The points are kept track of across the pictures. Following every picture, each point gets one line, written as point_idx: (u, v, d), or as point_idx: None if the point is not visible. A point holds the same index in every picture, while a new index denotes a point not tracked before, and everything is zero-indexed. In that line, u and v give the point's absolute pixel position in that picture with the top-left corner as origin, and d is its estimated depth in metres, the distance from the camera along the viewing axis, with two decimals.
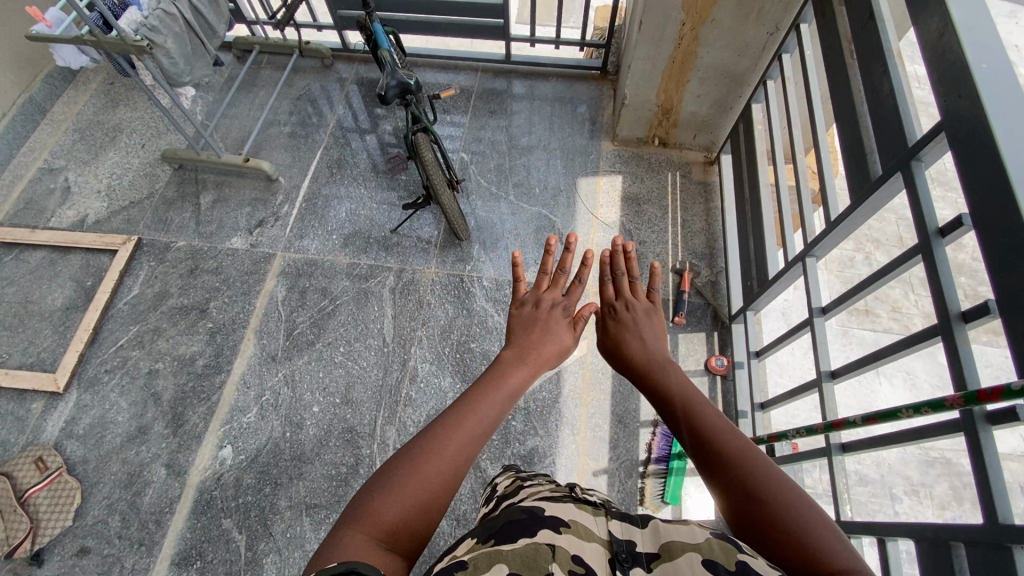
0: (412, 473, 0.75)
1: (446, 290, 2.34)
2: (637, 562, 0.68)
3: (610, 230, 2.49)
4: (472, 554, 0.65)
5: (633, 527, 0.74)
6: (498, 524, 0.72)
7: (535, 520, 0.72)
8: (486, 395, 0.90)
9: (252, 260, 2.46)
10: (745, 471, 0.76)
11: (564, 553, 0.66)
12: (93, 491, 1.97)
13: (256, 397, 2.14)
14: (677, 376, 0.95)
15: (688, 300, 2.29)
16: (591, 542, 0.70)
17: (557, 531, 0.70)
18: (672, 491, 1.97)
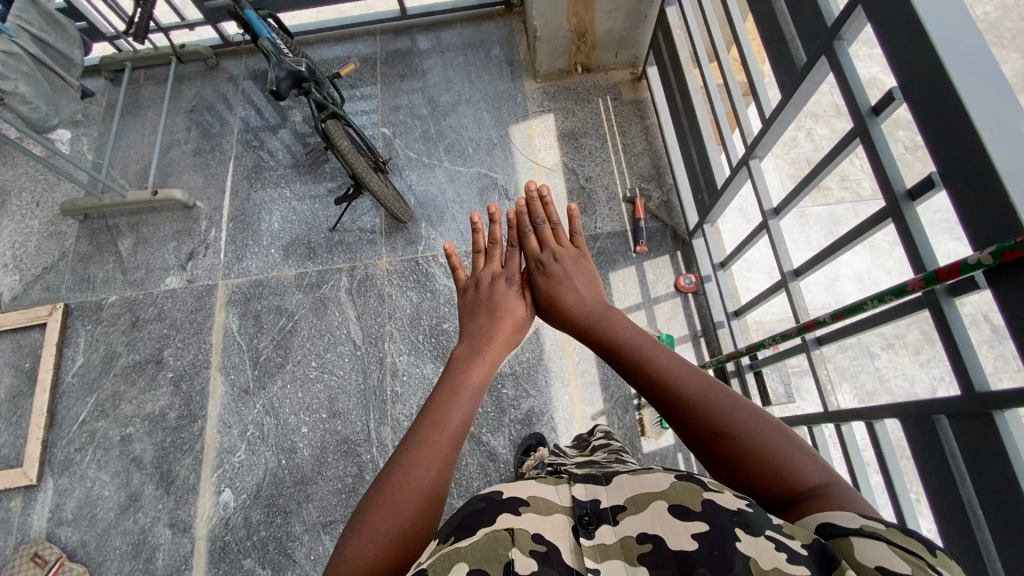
0: (383, 508, 0.72)
1: (404, 277, 2.25)
2: (604, 521, 0.66)
3: (554, 173, 2.40)
4: (432, 559, 0.61)
5: (598, 487, 0.72)
6: (455, 516, 0.67)
7: (495, 506, 0.67)
8: (450, 399, 0.86)
9: (194, 297, 2.31)
10: (712, 411, 0.73)
11: (523, 533, 0.63)
12: (102, 570, 1.92)
13: (241, 434, 2.07)
14: (627, 327, 0.92)
15: (645, 226, 2.26)
16: (552, 514, 0.67)
17: (517, 511, 0.66)
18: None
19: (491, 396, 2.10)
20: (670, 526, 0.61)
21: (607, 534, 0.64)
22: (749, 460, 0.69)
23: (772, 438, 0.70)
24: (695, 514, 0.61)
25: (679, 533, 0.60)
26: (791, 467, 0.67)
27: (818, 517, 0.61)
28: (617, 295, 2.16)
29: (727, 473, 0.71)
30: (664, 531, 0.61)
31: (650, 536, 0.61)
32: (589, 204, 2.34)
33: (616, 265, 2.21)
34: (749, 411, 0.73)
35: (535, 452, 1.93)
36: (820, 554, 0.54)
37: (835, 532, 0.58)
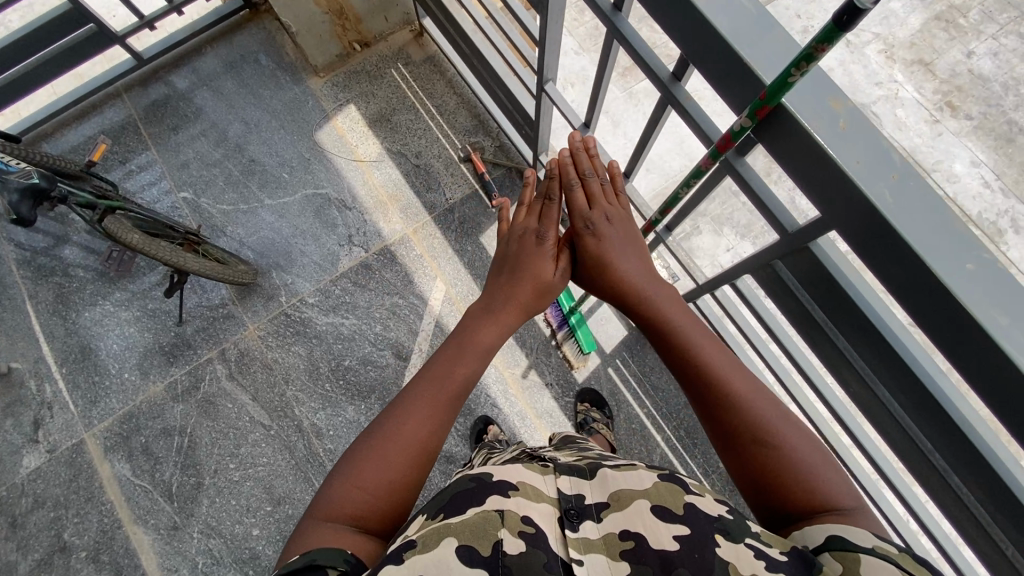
0: (377, 454, 0.81)
1: (282, 333, 2.08)
2: (588, 515, 0.72)
3: (382, 163, 2.26)
4: (422, 531, 0.68)
5: (582, 482, 0.79)
6: (447, 494, 0.75)
7: (485, 485, 0.74)
8: (456, 359, 0.94)
9: (64, 465, 1.97)
10: (760, 420, 0.80)
11: (513, 514, 0.69)
12: None
13: (193, 571, 1.87)
14: (677, 315, 0.95)
15: (491, 177, 2.22)
16: (540, 502, 0.73)
17: (505, 494, 0.72)
18: (585, 337, 1.95)
19: None
20: (651, 525, 0.67)
21: (590, 529, 0.70)
22: (780, 473, 0.76)
23: (812, 458, 0.77)
24: (677, 517, 0.68)
25: (661, 535, 0.66)
26: (822, 489, 0.74)
27: (828, 528, 0.67)
28: None
29: (751, 474, 0.78)
30: (645, 530, 0.67)
31: (631, 533, 0.67)
32: (431, 178, 2.24)
33: (483, 227, 2.17)
34: (801, 433, 0.79)
35: (487, 433, 1.83)
36: (800, 560, 0.62)
37: (841, 546, 0.63)
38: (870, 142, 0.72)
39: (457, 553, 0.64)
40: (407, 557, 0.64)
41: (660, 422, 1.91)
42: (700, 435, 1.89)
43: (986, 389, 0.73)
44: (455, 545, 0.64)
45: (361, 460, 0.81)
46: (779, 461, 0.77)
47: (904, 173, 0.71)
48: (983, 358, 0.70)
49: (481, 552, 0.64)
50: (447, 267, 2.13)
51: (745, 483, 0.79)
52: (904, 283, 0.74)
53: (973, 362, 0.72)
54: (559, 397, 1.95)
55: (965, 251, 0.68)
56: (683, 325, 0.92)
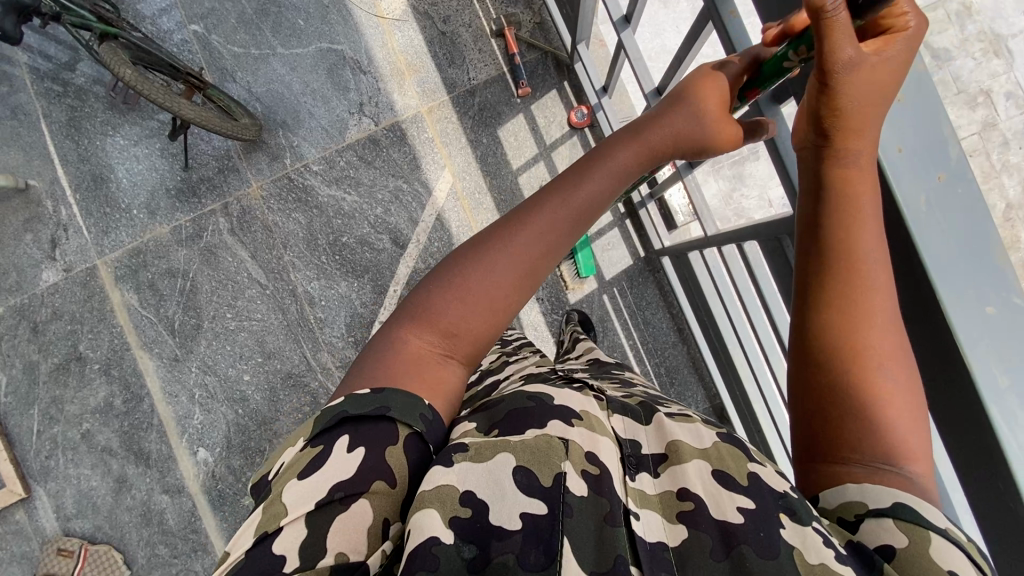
0: (474, 272, 0.81)
1: (283, 197, 2.05)
2: (645, 467, 0.77)
3: (405, 24, 2.02)
4: (476, 440, 0.75)
5: (638, 425, 0.83)
6: (504, 408, 0.82)
7: (545, 409, 0.81)
8: (580, 187, 0.84)
9: (79, 285, 2.11)
10: (887, 368, 0.69)
11: (578, 450, 0.75)
12: (125, 544, 2.07)
13: (190, 399, 2.08)
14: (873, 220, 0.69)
15: (523, 62, 1.97)
16: (601, 439, 0.78)
17: (570, 424, 0.79)
18: (584, 260, 1.84)
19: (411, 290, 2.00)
20: (713, 492, 0.70)
21: (648, 483, 0.75)
22: (863, 413, 0.69)
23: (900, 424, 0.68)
24: (742, 487, 0.70)
25: (724, 505, 0.69)
26: (904, 448, 0.68)
27: (891, 489, 0.65)
28: (514, 153, 1.99)
29: (812, 397, 0.73)
30: (706, 495, 0.70)
31: (691, 495, 0.71)
32: (455, 52, 2.01)
33: (503, 119, 1.99)
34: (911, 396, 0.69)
35: None
36: (858, 552, 0.63)
37: (910, 516, 0.62)
38: (919, 132, 0.68)
39: (512, 472, 0.72)
40: (457, 459, 0.72)
41: (644, 357, 1.87)
42: (679, 376, 1.86)
43: (949, 426, 0.73)
44: (515, 466, 0.72)
45: (457, 275, 0.82)
46: (854, 412, 0.69)
47: (953, 174, 0.66)
48: (956, 391, 0.70)
49: (541, 482, 0.71)
50: (457, 159, 2.00)
51: (801, 408, 0.75)
52: (904, 302, 0.73)
53: (948, 397, 0.71)
54: (547, 314, 1.88)
55: (988, 288, 0.65)
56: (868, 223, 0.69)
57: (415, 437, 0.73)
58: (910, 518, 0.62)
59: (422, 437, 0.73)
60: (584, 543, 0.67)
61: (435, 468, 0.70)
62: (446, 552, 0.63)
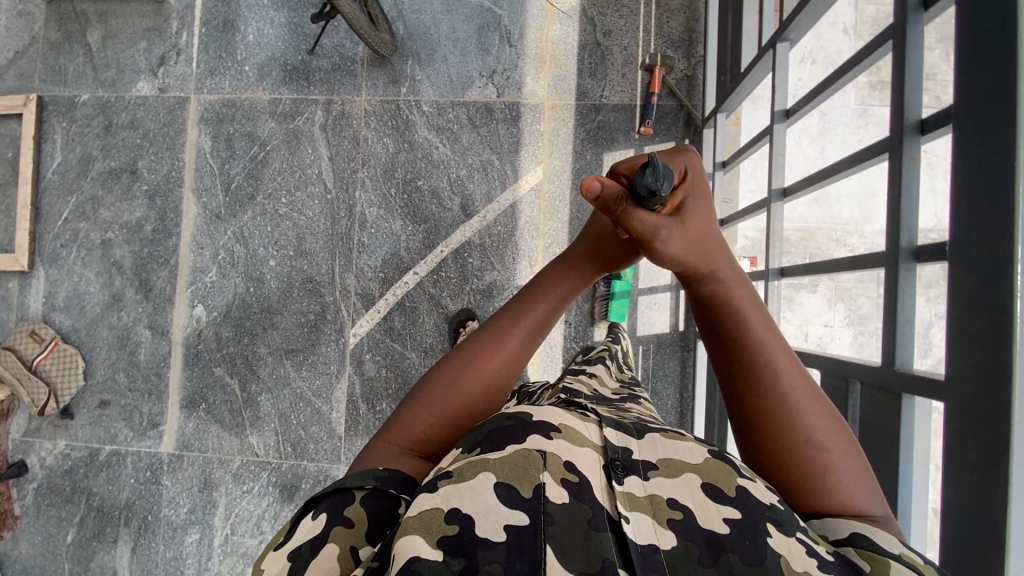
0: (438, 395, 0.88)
1: (383, 121, 2.08)
2: (635, 472, 0.75)
3: (568, 19, 2.02)
4: (457, 465, 0.74)
5: (630, 437, 0.81)
6: (481, 430, 0.78)
7: (523, 425, 0.76)
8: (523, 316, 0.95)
9: (166, 109, 2.16)
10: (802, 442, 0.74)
11: (556, 458, 0.72)
12: (93, 355, 2.15)
13: (212, 257, 2.11)
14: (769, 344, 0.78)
15: (658, 104, 1.95)
16: (583, 448, 0.76)
17: (548, 436, 0.74)
18: (617, 306, 1.88)
19: (456, 258, 2.03)
20: (702, 504, 0.70)
21: (636, 486, 0.73)
22: (809, 470, 0.74)
23: (839, 454, 0.74)
24: (729, 498, 0.70)
25: (711, 515, 0.69)
26: (843, 489, 0.73)
27: (851, 523, 0.70)
28: None
29: (766, 464, 0.77)
30: (696, 507, 0.70)
31: (680, 505, 0.71)
32: (600, 66, 2.00)
33: (615, 146, 2.00)
34: (845, 446, 0.75)
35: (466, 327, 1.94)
36: (844, 561, 0.64)
37: (866, 544, 0.66)
38: None
39: (493, 487, 0.68)
40: (441, 484, 0.70)
41: None
42: None
43: None
44: (495, 482, 0.69)
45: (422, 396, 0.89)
46: (801, 475, 0.74)
47: None
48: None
49: (522, 494, 0.68)
50: (555, 163, 2.01)
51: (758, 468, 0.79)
52: (955, 480, 0.71)
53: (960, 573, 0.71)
54: (568, 339, 1.94)
55: None
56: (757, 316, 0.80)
57: (373, 493, 0.77)
58: (866, 545, 0.66)
59: (386, 492, 0.77)
60: (572, 550, 0.65)
61: (421, 496, 0.69)
62: (428, 568, 0.60)
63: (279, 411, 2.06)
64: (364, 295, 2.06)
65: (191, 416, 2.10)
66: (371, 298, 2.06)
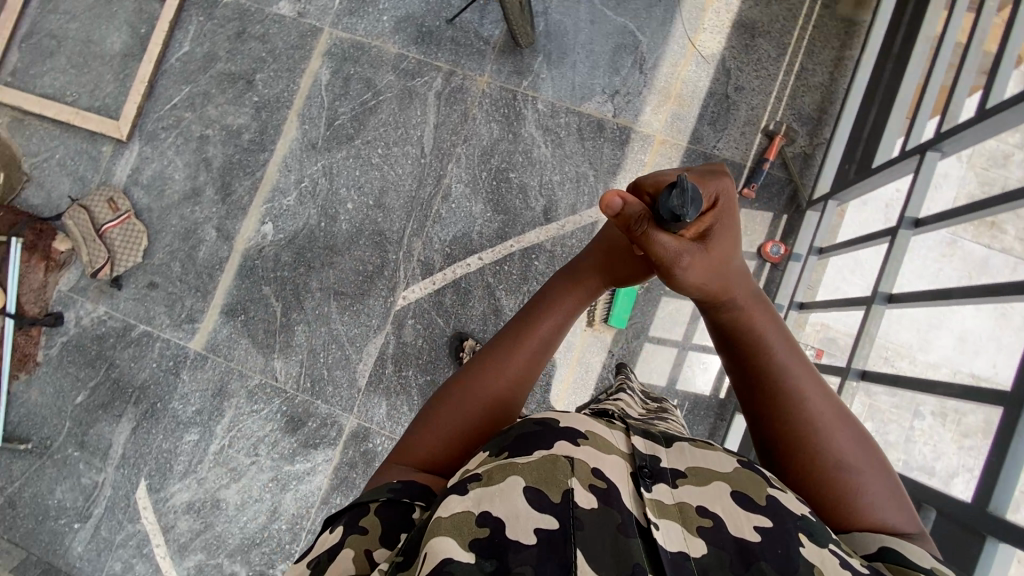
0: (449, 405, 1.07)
1: (495, 106, 2.10)
2: (665, 479, 0.84)
3: (705, 64, 2.01)
4: (485, 467, 0.81)
5: (659, 446, 0.90)
6: (508, 435, 0.86)
7: (552, 430, 0.84)
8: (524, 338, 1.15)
9: (298, 32, 2.23)
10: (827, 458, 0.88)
11: (584, 466, 0.80)
12: (157, 238, 2.21)
13: (296, 182, 2.16)
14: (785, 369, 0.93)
15: (768, 171, 1.93)
16: (608, 453, 0.84)
17: (576, 443, 0.83)
18: (619, 309, 1.93)
19: (524, 257, 2.04)
20: (731, 512, 0.78)
21: (664, 492, 0.81)
22: (835, 485, 0.86)
23: (858, 472, 0.86)
24: (760, 507, 0.78)
25: (742, 524, 0.76)
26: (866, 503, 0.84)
27: (881, 539, 0.80)
28: None
29: (797, 477, 0.89)
30: (726, 514, 0.78)
31: (710, 513, 0.78)
32: (721, 118, 1.99)
33: None
34: (866, 466, 0.87)
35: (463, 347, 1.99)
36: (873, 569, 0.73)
37: (896, 559, 0.75)
38: None
39: (523, 491, 0.75)
40: (471, 488, 0.77)
41: None
42: None
43: None
44: (524, 485, 0.76)
45: (435, 417, 1.06)
46: (828, 491, 0.86)
47: None
48: None
49: (551, 497, 0.75)
50: None
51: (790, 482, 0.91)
52: None
53: None
54: (607, 368, 1.96)
55: None
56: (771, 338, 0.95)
57: (385, 504, 0.91)
58: (896, 561, 0.75)
59: (398, 501, 0.91)
60: (603, 550, 0.72)
61: (452, 498, 0.76)
62: (462, 567, 0.66)
63: (310, 346, 2.09)
64: (426, 264, 2.09)
65: (227, 323, 2.13)
66: (431, 270, 2.08)
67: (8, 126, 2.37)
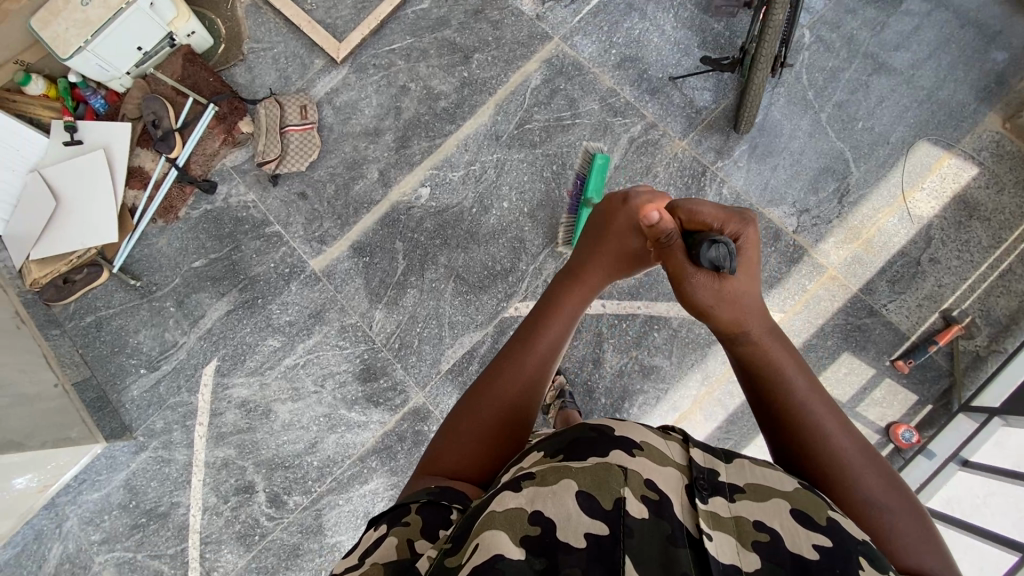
0: (472, 415, 1.14)
1: (681, 173, 2.10)
2: (722, 493, 0.89)
3: (907, 222, 1.94)
4: (541, 470, 0.90)
5: (718, 462, 0.95)
6: (563, 445, 0.96)
7: (606, 441, 0.93)
8: (537, 336, 1.24)
9: (529, 32, 2.29)
10: (851, 491, 0.95)
11: (637, 479, 0.87)
12: (325, 156, 2.31)
13: (467, 162, 2.22)
14: (806, 400, 1.04)
15: (932, 355, 1.84)
16: (664, 467, 0.91)
17: (632, 454, 0.91)
18: (594, 185, 2.04)
19: (646, 322, 1.97)
20: (789, 529, 0.81)
21: (720, 506, 0.86)
22: (868, 516, 0.92)
23: (885, 506, 0.93)
24: (818, 526, 0.81)
25: (800, 540, 0.79)
26: (901, 536, 0.89)
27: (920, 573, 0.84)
28: (831, 373, 1.88)
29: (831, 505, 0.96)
30: (781, 528, 0.81)
31: (767, 527, 0.82)
32: (903, 282, 1.90)
33: (861, 353, 1.88)
34: (894, 501, 0.94)
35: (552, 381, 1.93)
36: None
37: None
38: None
39: (574, 495, 0.84)
40: (524, 486, 0.86)
41: None
42: None
43: None
44: (575, 491, 0.84)
45: (458, 423, 1.14)
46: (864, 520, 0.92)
47: None
48: None
49: (602, 505, 0.83)
50: (796, 322, 1.92)
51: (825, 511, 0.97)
52: None
53: None
54: None
55: None
56: (791, 373, 1.07)
57: (425, 507, 0.96)
58: None
59: (438, 503, 0.97)
60: (654, 555, 0.77)
61: (507, 497, 0.84)
62: (514, 559, 0.74)
63: (414, 312, 2.14)
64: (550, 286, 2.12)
65: (351, 258, 2.22)
66: None
67: (245, 8, 2.46)
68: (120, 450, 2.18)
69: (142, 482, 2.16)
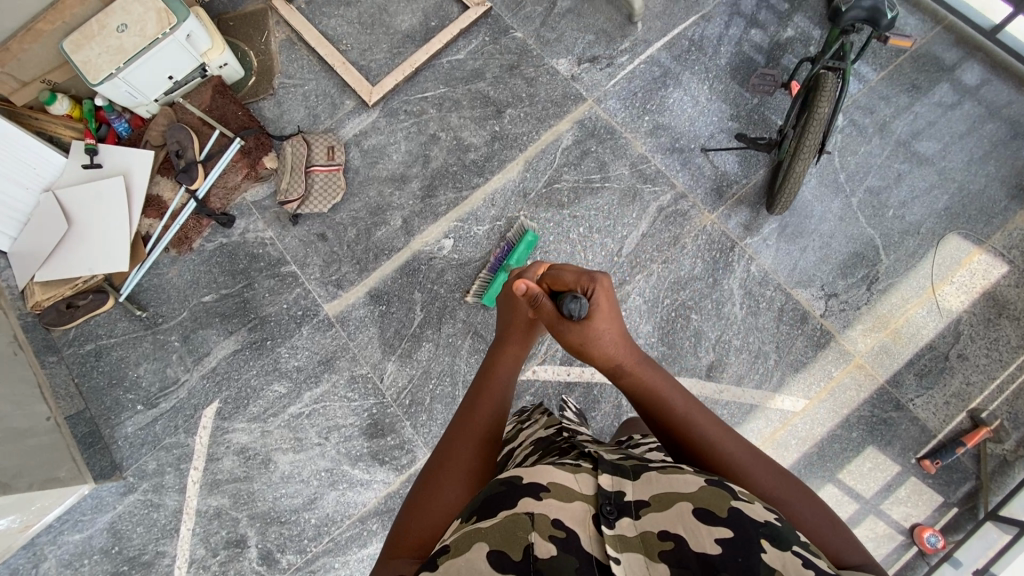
0: (432, 489, 1.03)
1: (709, 246, 2.06)
2: (627, 513, 0.80)
3: (935, 315, 1.92)
4: (456, 536, 0.79)
5: (625, 481, 0.85)
6: (480, 500, 0.84)
7: (514, 491, 0.83)
8: (483, 397, 1.20)
9: (564, 92, 2.29)
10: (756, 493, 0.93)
11: (543, 519, 0.77)
12: (349, 199, 2.28)
13: (493, 217, 2.20)
14: (693, 417, 1.03)
15: (959, 456, 1.81)
16: (572, 502, 0.81)
17: (539, 497, 0.80)
18: (517, 255, 2.07)
19: None
20: (692, 529, 0.74)
21: (626, 527, 0.77)
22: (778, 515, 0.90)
23: (789, 502, 0.92)
24: (720, 520, 0.75)
25: (701, 538, 0.73)
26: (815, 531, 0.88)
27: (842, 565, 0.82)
28: (854, 467, 1.85)
29: None
30: (683, 532, 0.74)
31: (671, 535, 0.75)
32: (930, 377, 1.88)
33: (886, 448, 1.85)
34: (796, 494, 0.93)
35: None
36: None
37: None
38: None
39: (486, 556, 0.73)
40: (441, 561, 0.76)
41: None
42: None
43: None
44: (486, 550, 0.74)
45: (417, 500, 1.02)
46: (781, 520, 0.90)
47: None
48: None
49: (512, 556, 0.73)
50: (819, 412, 1.89)
51: None
52: None
53: None
54: None
55: None
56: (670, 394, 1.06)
57: None
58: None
59: None
60: None
61: None
62: None
63: (428, 366, 2.08)
64: None
65: (367, 306, 2.17)
66: None
67: (279, 43, 2.46)
68: (108, 491, 2.07)
69: (127, 527, 2.05)
